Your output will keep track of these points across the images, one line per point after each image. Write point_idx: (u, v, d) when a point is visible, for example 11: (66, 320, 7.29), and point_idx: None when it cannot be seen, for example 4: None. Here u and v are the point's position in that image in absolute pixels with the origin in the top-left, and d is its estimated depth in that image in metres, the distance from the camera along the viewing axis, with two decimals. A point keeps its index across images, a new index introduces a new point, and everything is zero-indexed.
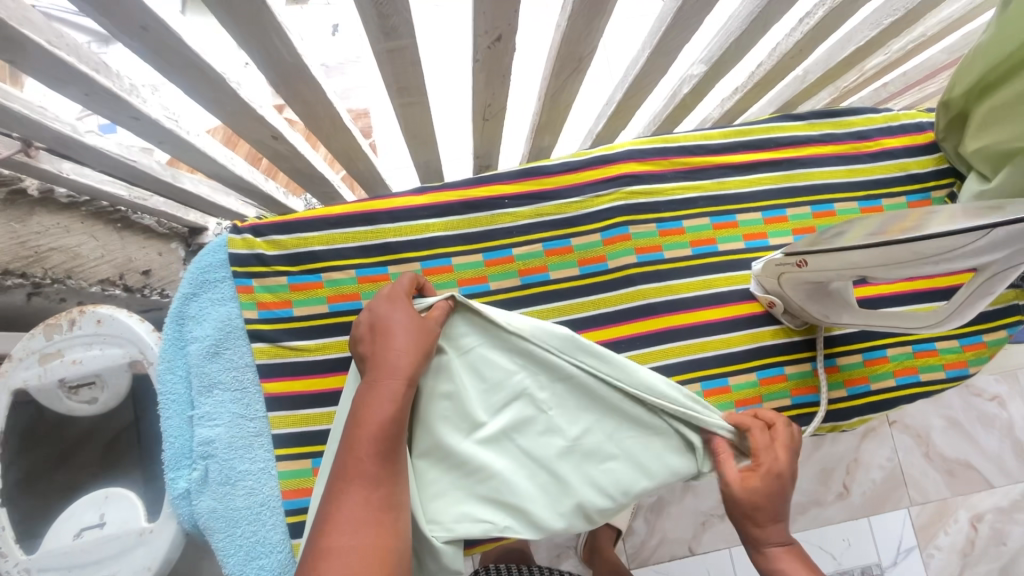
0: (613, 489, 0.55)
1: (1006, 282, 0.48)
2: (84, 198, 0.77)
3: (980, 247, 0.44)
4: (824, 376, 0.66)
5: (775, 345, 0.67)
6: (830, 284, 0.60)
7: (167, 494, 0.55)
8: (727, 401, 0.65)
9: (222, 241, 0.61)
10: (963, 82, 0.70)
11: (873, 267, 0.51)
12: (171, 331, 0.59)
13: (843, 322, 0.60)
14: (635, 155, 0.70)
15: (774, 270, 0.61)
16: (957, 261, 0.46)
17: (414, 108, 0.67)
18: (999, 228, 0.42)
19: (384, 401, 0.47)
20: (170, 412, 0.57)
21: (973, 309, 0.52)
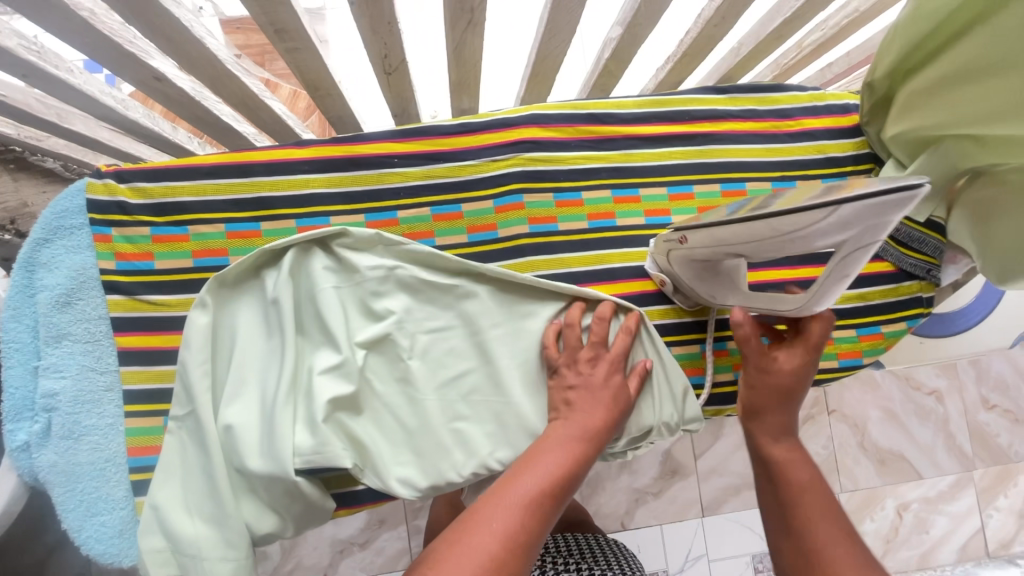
0: (466, 443, 0.58)
1: (861, 267, 0.46)
2: None
3: (827, 225, 0.42)
4: (713, 359, 0.65)
5: (665, 325, 0.66)
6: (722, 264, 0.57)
7: (4, 446, 0.53)
8: None
9: (82, 185, 0.57)
10: (882, 63, 0.67)
11: (738, 244, 0.50)
12: (19, 277, 0.56)
13: (728, 302, 0.59)
14: (538, 120, 0.66)
15: (665, 249, 0.59)
16: (812, 239, 0.45)
17: (301, 53, 0.62)
18: (841, 207, 0.40)
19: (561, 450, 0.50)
20: (13, 361, 0.54)
21: (834, 292, 0.50)
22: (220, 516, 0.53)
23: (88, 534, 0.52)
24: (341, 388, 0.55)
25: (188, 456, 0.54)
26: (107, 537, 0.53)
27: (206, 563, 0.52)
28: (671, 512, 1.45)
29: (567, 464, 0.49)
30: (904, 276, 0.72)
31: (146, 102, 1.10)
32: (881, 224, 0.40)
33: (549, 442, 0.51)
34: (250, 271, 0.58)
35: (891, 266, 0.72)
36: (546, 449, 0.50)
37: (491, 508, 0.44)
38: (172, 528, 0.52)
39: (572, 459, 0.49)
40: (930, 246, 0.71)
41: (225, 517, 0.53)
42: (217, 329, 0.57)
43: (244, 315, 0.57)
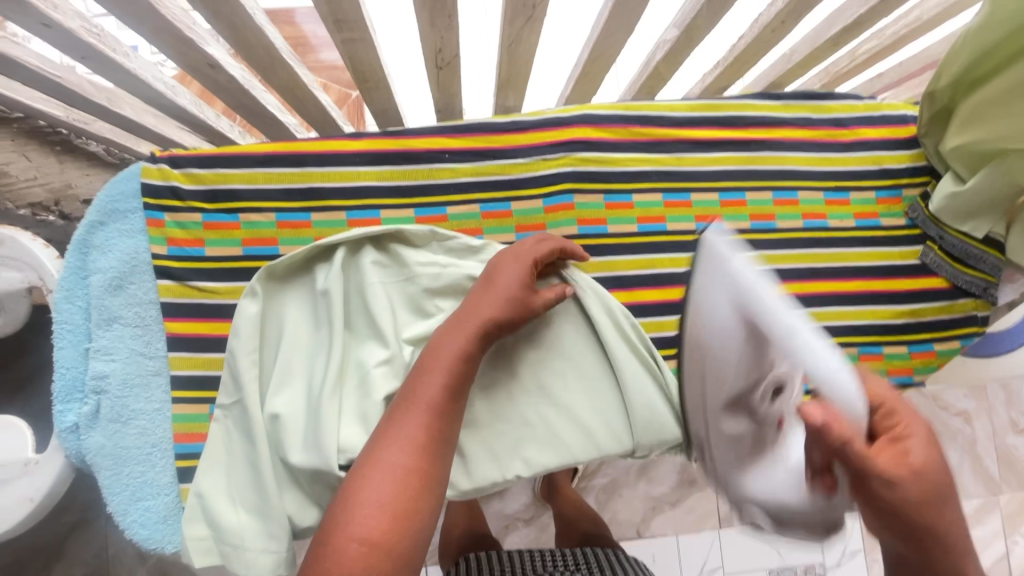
0: (506, 447, 0.59)
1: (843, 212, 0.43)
2: (18, 114, 0.73)
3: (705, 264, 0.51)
4: None
5: None
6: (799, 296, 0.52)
7: (54, 426, 0.53)
8: None
9: (136, 169, 0.57)
10: (947, 72, 0.64)
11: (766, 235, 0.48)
12: (73, 259, 0.56)
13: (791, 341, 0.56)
14: (590, 120, 0.65)
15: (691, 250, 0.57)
16: (714, 323, 0.49)
17: (355, 45, 0.62)
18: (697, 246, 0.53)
19: (452, 346, 0.48)
20: (65, 342, 0.54)
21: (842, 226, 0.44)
22: (263, 507, 0.52)
23: (133, 518, 0.52)
24: (392, 386, 0.54)
25: (234, 445, 0.54)
26: (151, 522, 0.53)
27: (248, 554, 0.51)
28: (688, 522, 1.44)
29: (457, 357, 0.47)
30: (959, 293, 0.70)
31: (186, 85, 1.11)
32: None
33: (436, 342, 0.49)
34: (300, 266, 0.58)
35: (946, 282, 0.70)
36: (437, 350, 0.47)
37: (395, 426, 0.43)
38: (214, 515, 0.52)
39: (461, 352, 0.47)
40: (988, 264, 0.69)
41: (269, 508, 0.52)
42: (265, 321, 0.56)
43: (293, 309, 0.57)
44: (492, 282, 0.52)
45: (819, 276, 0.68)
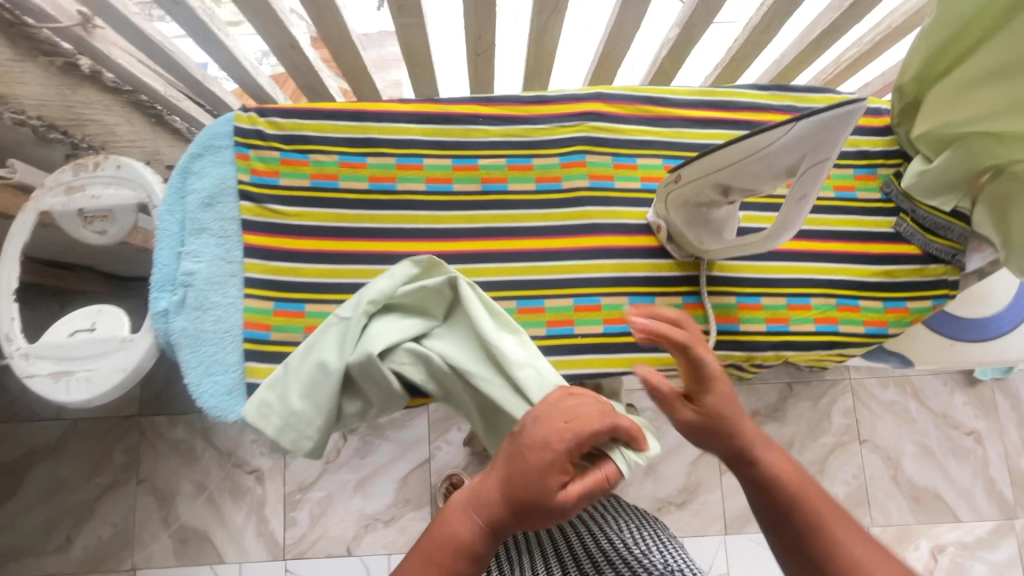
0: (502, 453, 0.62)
1: (822, 185, 0.52)
2: (128, 88, 0.86)
3: (789, 141, 0.50)
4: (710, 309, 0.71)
5: (723, 277, 0.73)
6: (715, 212, 0.66)
7: (149, 310, 0.65)
8: (703, 316, 0.72)
9: (231, 116, 0.71)
10: (910, 68, 0.76)
11: (718, 171, 0.58)
12: (175, 181, 0.69)
13: (711, 247, 0.68)
14: (602, 97, 0.77)
15: (664, 191, 0.67)
16: (774, 161, 0.53)
17: (412, 29, 0.76)
18: (802, 121, 0.49)
19: (462, 523, 0.46)
20: (163, 244, 0.66)
21: (800, 215, 0.55)
22: (315, 395, 0.61)
23: (205, 389, 0.63)
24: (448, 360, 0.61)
25: (322, 344, 0.62)
26: (219, 393, 0.63)
27: (296, 435, 0.61)
28: (694, 525, 1.47)
29: (464, 537, 0.46)
30: (931, 259, 0.78)
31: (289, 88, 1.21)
32: (845, 128, 0.48)
33: (446, 516, 0.47)
34: (413, 296, 0.63)
35: (918, 248, 0.78)
36: (445, 531, 0.46)
37: None
38: (288, 395, 0.61)
39: (467, 534, 0.46)
40: (955, 233, 0.77)
41: (323, 409, 0.61)
42: (376, 318, 0.63)
43: (394, 317, 0.63)
44: (515, 459, 0.46)
45: (801, 237, 0.77)
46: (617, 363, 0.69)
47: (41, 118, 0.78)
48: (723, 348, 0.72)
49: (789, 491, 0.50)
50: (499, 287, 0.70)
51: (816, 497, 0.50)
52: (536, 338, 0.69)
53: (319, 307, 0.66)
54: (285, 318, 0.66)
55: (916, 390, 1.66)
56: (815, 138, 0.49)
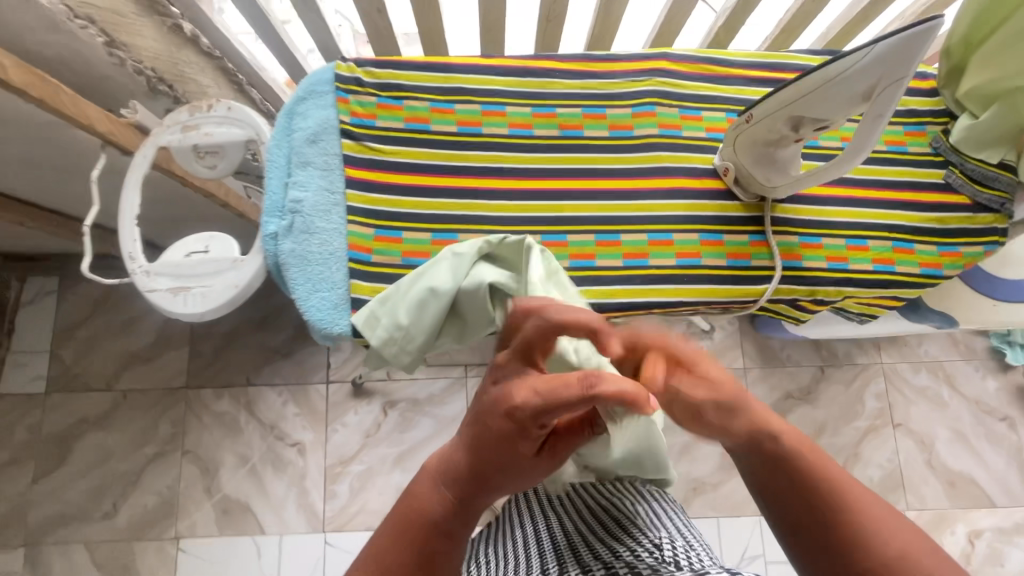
0: None
1: (897, 103, 0.58)
2: (217, 53, 0.92)
3: (868, 63, 0.55)
4: (776, 247, 0.76)
5: (787, 218, 0.78)
6: (780, 151, 0.71)
7: (260, 233, 0.70)
8: (769, 253, 0.76)
9: (332, 65, 0.77)
10: (958, 31, 0.81)
11: (793, 104, 0.63)
12: (282, 121, 0.75)
13: (778, 184, 0.73)
14: (668, 56, 0.83)
15: (733, 134, 0.73)
16: (851, 86, 0.58)
17: None
18: (882, 42, 0.54)
19: (430, 498, 0.43)
20: (272, 175, 0.72)
21: (873, 134, 0.60)
22: (422, 314, 0.65)
23: (313, 304, 0.68)
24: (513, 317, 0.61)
25: (431, 275, 0.65)
26: (326, 307, 0.68)
27: (398, 348, 0.66)
28: (729, 505, 1.48)
29: (432, 507, 0.42)
30: (981, 209, 0.82)
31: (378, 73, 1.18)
32: (923, 48, 0.53)
33: (413, 493, 0.44)
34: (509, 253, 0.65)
35: (967, 198, 0.83)
36: (411, 506, 0.43)
37: None
38: (398, 312, 0.66)
39: (432, 506, 0.42)
40: (1003, 183, 0.82)
41: (426, 328, 0.65)
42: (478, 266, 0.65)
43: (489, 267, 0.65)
44: (483, 415, 0.41)
45: (858, 186, 0.82)
46: (690, 293, 0.74)
47: (153, 70, 0.84)
48: (787, 282, 0.76)
49: (852, 525, 0.38)
50: (579, 222, 0.75)
51: (861, 498, 0.40)
52: (614, 269, 0.74)
53: (416, 234, 0.72)
54: (386, 243, 0.71)
55: (948, 375, 1.68)
56: (894, 59, 0.55)
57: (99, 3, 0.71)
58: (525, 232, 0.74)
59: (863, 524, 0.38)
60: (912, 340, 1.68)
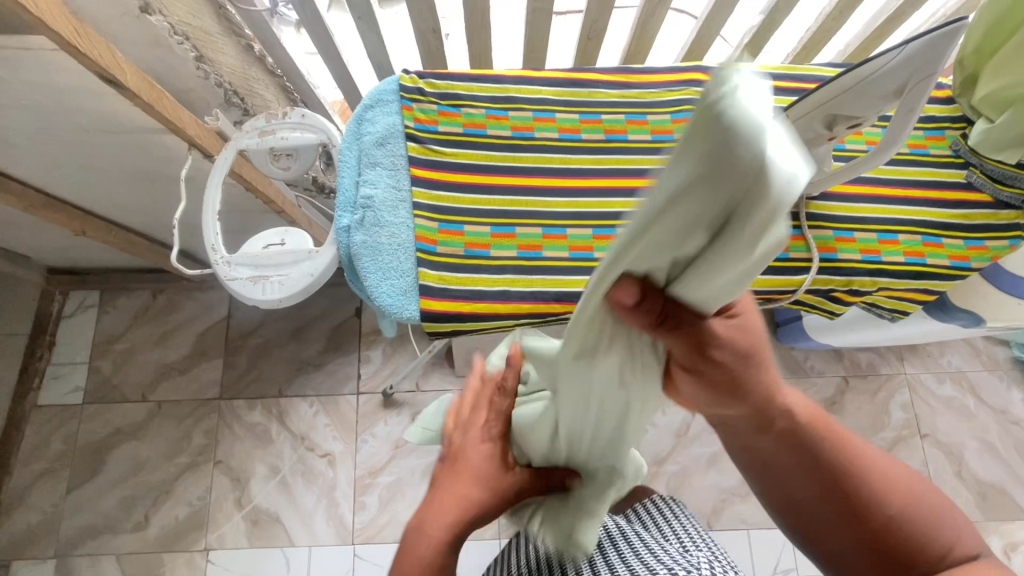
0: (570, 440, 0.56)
1: (928, 98, 0.63)
2: (280, 71, 1.00)
3: (898, 64, 0.61)
4: (812, 239, 0.80)
5: (821, 213, 0.83)
6: (814, 149, 0.77)
7: (333, 226, 0.76)
8: (805, 245, 0.81)
9: (396, 77, 0.85)
10: (971, 40, 0.89)
11: (826, 104, 0.69)
12: (352, 127, 0.82)
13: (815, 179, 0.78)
14: (701, 68, 0.90)
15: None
16: (882, 85, 0.64)
17: (541, 15, 0.90)
18: (910, 44, 0.60)
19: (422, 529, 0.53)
20: (344, 175, 0.79)
21: (906, 129, 0.65)
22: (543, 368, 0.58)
23: (384, 289, 0.73)
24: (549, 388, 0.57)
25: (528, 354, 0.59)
26: (396, 293, 0.73)
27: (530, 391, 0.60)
28: (759, 517, 1.57)
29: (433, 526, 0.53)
30: (1003, 206, 0.87)
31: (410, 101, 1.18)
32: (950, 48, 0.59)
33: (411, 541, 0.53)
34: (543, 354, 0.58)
35: (989, 196, 0.88)
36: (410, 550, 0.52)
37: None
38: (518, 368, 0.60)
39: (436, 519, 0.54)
40: (1022, 181, 0.87)
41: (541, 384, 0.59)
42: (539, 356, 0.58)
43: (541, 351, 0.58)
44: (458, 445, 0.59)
45: (885, 185, 0.87)
46: None
47: (229, 85, 0.93)
48: (824, 273, 0.81)
49: (863, 482, 0.50)
50: None
51: (857, 444, 0.51)
52: None
53: (476, 227, 0.77)
54: (449, 235, 0.76)
55: (972, 386, 1.69)
56: (923, 58, 0.60)
57: (193, 21, 0.79)
58: (577, 226, 0.79)
59: (868, 498, 0.49)
60: (934, 351, 1.70)
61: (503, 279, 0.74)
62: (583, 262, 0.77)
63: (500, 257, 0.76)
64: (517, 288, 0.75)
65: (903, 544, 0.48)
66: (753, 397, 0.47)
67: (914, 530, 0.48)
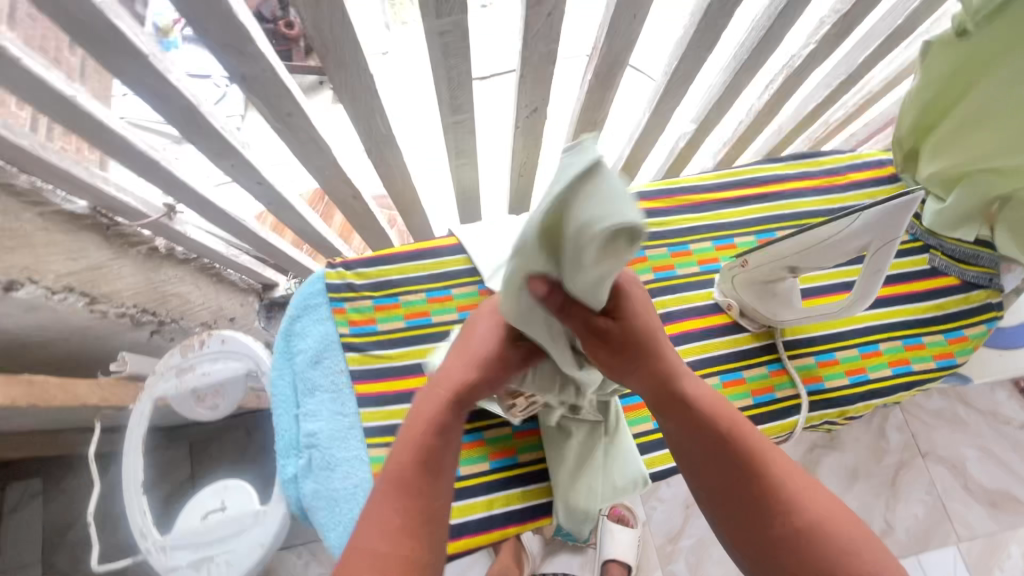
0: None
1: (892, 261, 0.59)
2: (195, 256, 0.91)
3: (857, 228, 0.57)
4: (796, 373, 0.76)
5: (797, 339, 0.79)
6: (777, 286, 0.72)
7: (278, 478, 0.68)
8: (790, 380, 0.76)
9: (321, 274, 0.76)
10: (905, 122, 0.86)
11: (789, 255, 0.65)
12: (281, 346, 0.73)
13: (787, 317, 0.73)
14: (643, 196, 0.86)
15: (729, 274, 0.74)
16: (845, 245, 0.60)
17: (465, 167, 0.86)
18: (869, 210, 0.56)
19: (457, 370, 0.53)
20: (281, 410, 0.71)
21: (875, 288, 0.62)
22: None
23: None
24: None
25: None
26: None
27: None
28: None
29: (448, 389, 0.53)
30: (972, 287, 0.85)
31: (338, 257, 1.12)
32: (904, 221, 0.56)
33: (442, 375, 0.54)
34: None
35: (957, 279, 0.86)
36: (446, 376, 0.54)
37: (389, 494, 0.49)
38: None
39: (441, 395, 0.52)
40: (986, 259, 0.86)
41: None
42: None
43: None
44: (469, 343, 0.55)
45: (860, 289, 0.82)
46: None
47: (136, 306, 0.84)
48: (821, 406, 0.76)
49: (782, 493, 0.48)
50: None
51: (772, 453, 0.51)
52: (645, 434, 0.72)
53: None
54: None
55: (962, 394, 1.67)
56: (886, 226, 0.56)
57: (75, 267, 0.70)
58: None
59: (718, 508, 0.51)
60: None
61: (481, 500, 0.67)
62: None
63: (472, 474, 0.68)
64: (496, 509, 0.67)
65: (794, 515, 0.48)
66: (631, 376, 0.48)
67: (826, 544, 0.46)
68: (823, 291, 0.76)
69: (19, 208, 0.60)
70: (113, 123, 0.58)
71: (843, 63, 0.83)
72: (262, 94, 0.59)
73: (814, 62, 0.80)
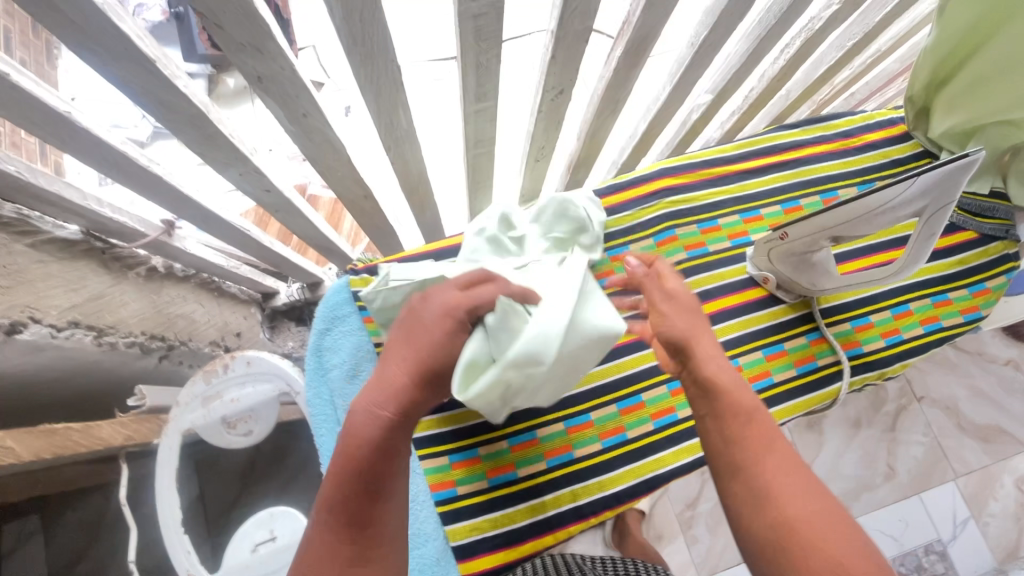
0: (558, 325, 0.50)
1: (945, 222, 0.59)
2: (194, 271, 0.85)
3: (908, 194, 0.57)
4: (835, 339, 0.76)
5: (831, 307, 0.79)
6: (815, 256, 0.71)
7: None
8: (829, 347, 0.77)
9: (345, 282, 0.72)
10: (919, 82, 0.85)
11: (836, 226, 0.63)
12: (312, 362, 0.69)
13: (828, 285, 0.72)
14: (668, 172, 0.83)
15: (764, 247, 0.73)
16: (896, 210, 0.60)
17: (481, 156, 0.82)
18: (922, 176, 0.55)
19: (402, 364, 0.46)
20: (323, 430, 0.67)
21: (926, 249, 0.62)
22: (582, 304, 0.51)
23: (413, 565, 0.63)
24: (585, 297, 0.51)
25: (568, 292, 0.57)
26: (427, 565, 0.63)
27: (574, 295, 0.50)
28: None
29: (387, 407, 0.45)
30: (991, 239, 0.87)
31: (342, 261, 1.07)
32: (957, 182, 0.56)
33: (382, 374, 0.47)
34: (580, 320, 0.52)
35: (974, 232, 0.86)
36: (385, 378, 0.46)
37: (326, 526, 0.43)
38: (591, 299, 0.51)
39: (390, 403, 0.45)
40: (1001, 211, 0.87)
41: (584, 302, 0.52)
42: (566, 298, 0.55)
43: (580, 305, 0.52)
44: (414, 335, 0.47)
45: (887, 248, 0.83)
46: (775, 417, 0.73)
47: (144, 333, 0.78)
48: (868, 368, 0.77)
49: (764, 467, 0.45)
50: (646, 375, 0.72)
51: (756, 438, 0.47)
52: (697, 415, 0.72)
53: (492, 447, 0.67)
54: (466, 468, 0.66)
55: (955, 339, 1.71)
56: (940, 188, 0.56)
57: (80, 299, 0.64)
58: (599, 407, 0.70)
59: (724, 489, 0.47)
60: None
61: (548, 499, 0.66)
62: (618, 449, 0.69)
63: (530, 474, 0.67)
64: (561, 507, 0.66)
65: (818, 542, 0.40)
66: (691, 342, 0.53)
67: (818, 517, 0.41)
68: (860, 255, 0.76)
69: (8, 242, 0.54)
70: (110, 138, 0.53)
71: (859, 23, 0.81)
72: (279, 92, 0.53)
73: (831, 24, 0.78)
